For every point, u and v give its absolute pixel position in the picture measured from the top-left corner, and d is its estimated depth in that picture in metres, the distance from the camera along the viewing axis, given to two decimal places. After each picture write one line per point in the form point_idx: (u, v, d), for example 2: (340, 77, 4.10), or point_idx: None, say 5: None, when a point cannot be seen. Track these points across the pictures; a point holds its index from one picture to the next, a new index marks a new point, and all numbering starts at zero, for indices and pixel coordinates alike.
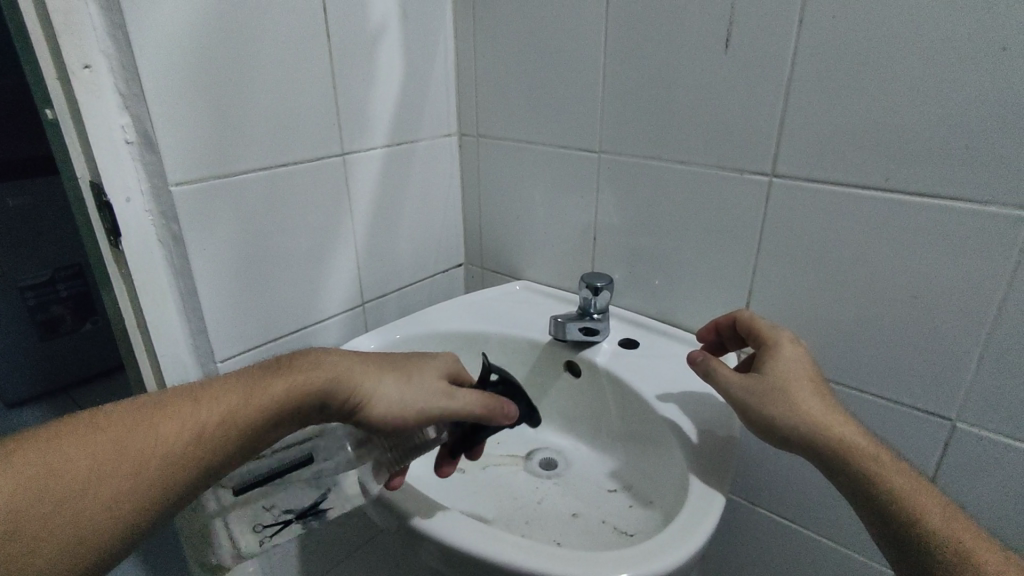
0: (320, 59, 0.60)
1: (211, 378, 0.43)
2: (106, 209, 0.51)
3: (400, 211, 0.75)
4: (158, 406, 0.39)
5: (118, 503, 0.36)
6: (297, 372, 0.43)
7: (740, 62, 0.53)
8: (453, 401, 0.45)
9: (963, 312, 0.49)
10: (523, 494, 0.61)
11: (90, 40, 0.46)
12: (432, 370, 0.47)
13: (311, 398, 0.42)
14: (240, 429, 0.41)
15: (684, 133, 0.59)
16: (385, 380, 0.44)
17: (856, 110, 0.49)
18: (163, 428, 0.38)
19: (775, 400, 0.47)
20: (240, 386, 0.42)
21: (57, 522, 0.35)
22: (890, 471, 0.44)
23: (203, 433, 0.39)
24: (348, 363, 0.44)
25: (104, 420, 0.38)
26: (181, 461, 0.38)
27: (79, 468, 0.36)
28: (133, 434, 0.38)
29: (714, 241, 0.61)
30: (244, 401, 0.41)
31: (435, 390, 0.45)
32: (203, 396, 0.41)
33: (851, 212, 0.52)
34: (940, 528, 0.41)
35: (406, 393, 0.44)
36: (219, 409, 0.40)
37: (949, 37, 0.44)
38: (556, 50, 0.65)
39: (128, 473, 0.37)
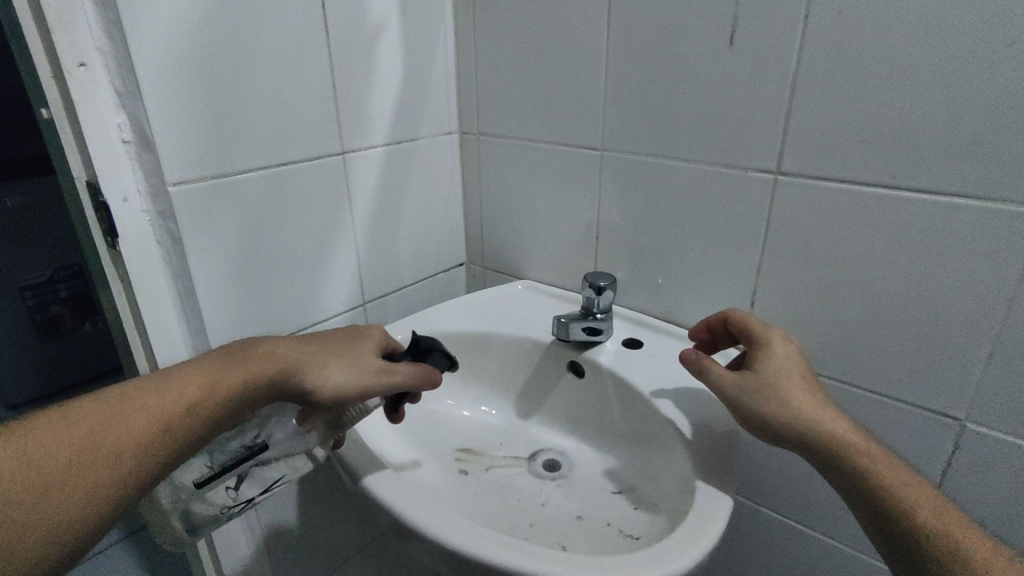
0: (318, 57, 0.60)
1: (164, 370, 0.42)
2: (102, 210, 0.50)
3: (400, 210, 0.74)
4: (119, 400, 0.39)
5: (99, 495, 0.36)
6: (251, 361, 0.43)
7: (746, 58, 0.53)
8: (393, 376, 0.47)
9: (973, 311, 0.48)
10: (527, 496, 0.60)
11: (86, 37, 0.46)
12: (370, 349, 0.48)
13: (266, 381, 0.43)
14: (212, 415, 0.41)
15: (689, 130, 0.58)
16: (328, 362, 0.45)
17: (864, 107, 0.48)
18: (130, 421, 0.38)
19: (767, 395, 0.46)
20: (203, 372, 0.42)
21: (29, 518, 0.34)
22: (882, 466, 0.43)
23: (176, 419, 0.39)
24: (293, 348, 0.45)
25: (65, 416, 0.37)
26: (156, 449, 0.38)
27: (56, 463, 0.35)
28: (105, 426, 0.37)
29: (719, 239, 0.60)
30: (210, 387, 0.41)
31: (375, 367, 0.47)
32: (162, 387, 0.40)
33: (859, 210, 0.51)
34: (932, 526, 0.40)
35: (349, 374, 0.46)
36: (188, 396, 0.40)
37: (961, 31, 0.43)
38: (558, 47, 0.64)
39: (101, 466, 0.36)
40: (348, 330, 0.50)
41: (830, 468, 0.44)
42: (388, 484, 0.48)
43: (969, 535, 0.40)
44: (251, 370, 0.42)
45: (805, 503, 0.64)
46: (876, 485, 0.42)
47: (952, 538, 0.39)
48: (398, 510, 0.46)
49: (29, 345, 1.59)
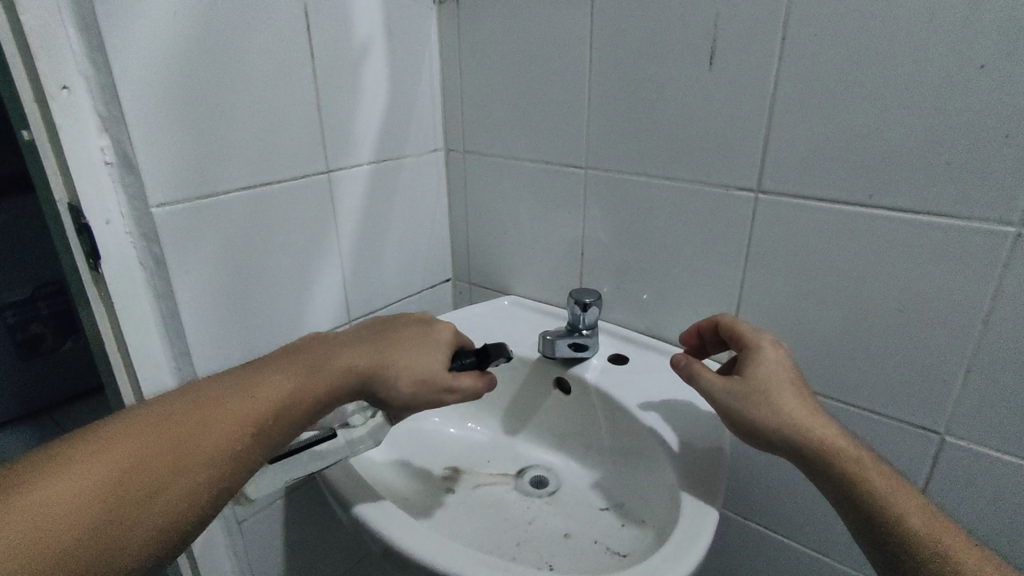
0: (303, 77, 0.60)
1: (254, 373, 0.43)
2: (84, 232, 0.50)
3: (386, 227, 0.74)
4: (215, 403, 0.40)
5: (187, 506, 0.36)
6: (335, 372, 0.44)
7: (724, 78, 0.54)
8: (456, 388, 0.48)
9: (949, 325, 0.49)
10: (514, 514, 0.60)
11: (68, 61, 0.46)
12: (439, 358, 0.49)
13: (342, 392, 0.44)
14: (291, 424, 0.42)
15: (670, 150, 0.59)
16: (400, 378, 0.46)
17: (839, 128, 0.49)
18: (226, 425, 0.39)
19: (758, 404, 0.46)
20: (286, 380, 0.42)
21: (137, 518, 0.34)
22: (875, 473, 0.43)
23: (263, 426, 0.40)
24: (371, 357, 0.46)
25: (168, 418, 0.38)
26: (236, 461, 0.39)
27: (157, 464, 0.36)
28: (195, 432, 0.38)
29: (700, 255, 0.61)
30: (294, 394, 0.42)
31: (442, 380, 0.48)
32: (255, 392, 0.41)
33: (835, 228, 0.52)
34: (923, 535, 0.41)
35: (418, 388, 0.47)
36: (272, 403, 0.41)
37: (928, 56, 0.44)
38: (542, 69, 0.65)
39: (200, 467, 0.37)
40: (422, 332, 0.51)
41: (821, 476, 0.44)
42: (377, 509, 0.48)
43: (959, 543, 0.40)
44: (330, 379, 0.44)
45: (792, 518, 0.64)
46: (869, 495, 0.42)
47: (940, 545, 0.40)
48: (381, 529, 0.46)
49: (8, 366, 1.57)
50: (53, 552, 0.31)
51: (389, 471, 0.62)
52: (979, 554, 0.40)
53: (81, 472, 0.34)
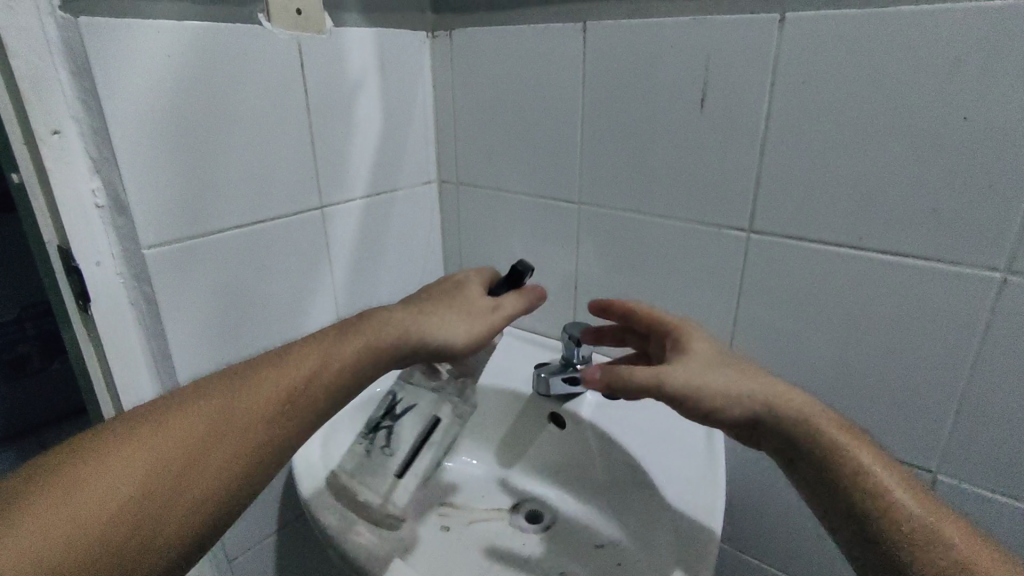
0: (297, 114, 0.60)
1: (288, 345, 0.44)
2: (74, 274, 0.49)
3: (380, 259, 0.74)
4: (249, 376, 0.42)
5: (229, 471, 0.39)
6: (368, 331, 0.45)
7: (715, 120, 0.54)
8: (501, 311, 0.49)
9: (939, 366, 0.49)
10: (509, 551, 0.59)
11: (60, 106, 0.46)
12: (475, 294, 0.50)
13: (387, 345, 0.44)
14: (324, 388, 0.43)
15: (662, 187, 0.60)
16: (446, 319, 0.47)
17: (829, 172, 0.50)
18: (259, 393, 0.41)
19: (724, 380, 0.44)
20: (316, 348, 0.44)
21: (182, 486, 0.37)
22: (852, 445, 0.43)
23: (296, 391, 0.42)
24: (392, 324, 0.45)
25: (205, 394, 0.41)
26: (272, 425, 0.41)
27: (193, 436, 0.39)
28: (230, 404, 0.40)
29: (693, 292, 0.61)
30: (324, 361, 0.43)
31: (484, 308, 0.49)
32: (286, 362, 0.43)
33: (825, 268, 0.52)
34: (907, 508, 0.41)
35: (467, 322, 0.47)
36: (302, 372, 0.42)
37: (915, 106, 0.45)
38: (535, 104, 0.66)
39: (237, 436, 0.39)
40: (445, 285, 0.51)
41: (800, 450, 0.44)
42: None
43: (940, 513, 0.41)
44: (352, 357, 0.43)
45: (786, 551, 0.64)
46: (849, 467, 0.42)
47: (926, 519, 0.41)
48: None
49: None
50: (106, 520, 0.35)
51: (382, 510, 0.61)
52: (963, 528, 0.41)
53: (126, 449, 0.37)
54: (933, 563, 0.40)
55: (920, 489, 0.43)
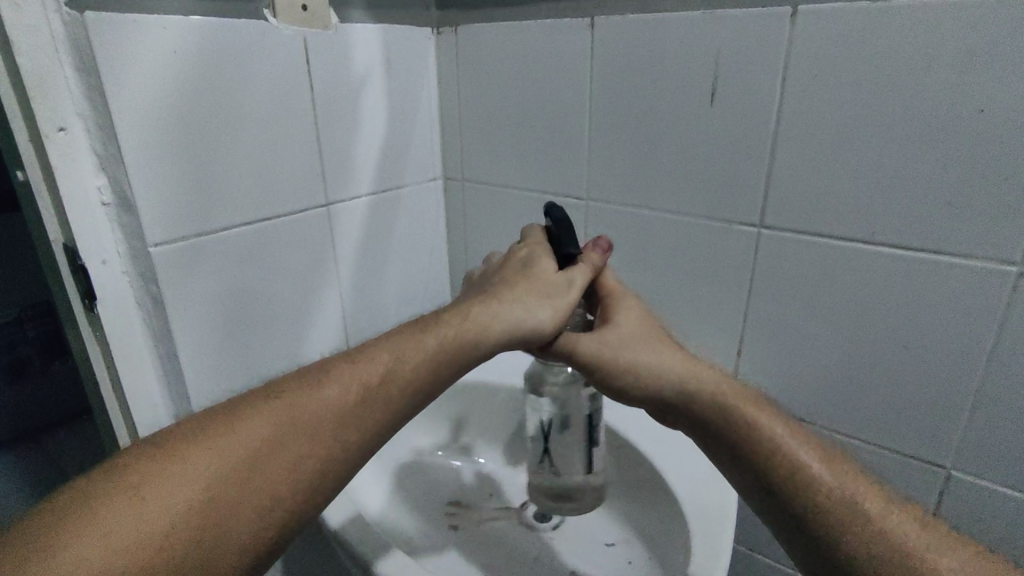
0: (303, 112, 0.59)
1: (364, 343, 0.42)
2: (80, 273, 0.49)
3: (386, 257, 0.74)
4: (323, 374, 0.40)
5: (300, 476, 0.36)
6: (445, 323, 0.42)
7: (724, 115, 0.54)
8: (574, 289, 0.45)
9: (955, 361, 0.49)
10: (518, 550, 0.59)
11: (65, 102, 0.45)
12: (550, 272, 0.46)
13: (466, 335, 0.41)
14: (400, 387, 0.40)
15: (671, 183, 0.59)
16: (525, 302, 0.43)
17: (841, 166, 0.50)
18: (332, 392, 0.39)
19: (635, 352, 0.43)
20: (391, 345, 0.41)
21: (253, 490, 0.35)
22: (766, 418, 0.40)
23: (370, 390, 0.39)
24: (472, 314, 0.42)
25: (278, 393, 0.39)
26: (346, 426, 0.38)
27: (264, 436, 0.37)
28: (302, 404, 0.38)
29: (703, 288, 0.61)
30: (400, 357, 0.40)
31: (558, 284, 0.45)
32: (361, 359, 0.40)
33: (838, 263, 0.52)
34: (826, 480, 0.38)
35: (546, 304, 0.43)
36: (377, 370, 0.40)
37: (929, 99, 0.45)
38: (541, 100, 0.65)
39: (310, 437, 0.37)
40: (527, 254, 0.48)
41: (714, 427, 0.41)
42: (389, 559, 0.47)
43: (859, 484, 0.39)
44: (431, 352, 0.41)
45: None
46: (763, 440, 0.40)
47: (846, 490, 0.38)
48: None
49: None
50: (174, 524, 0.33)
51: (390, 509, 0.61)
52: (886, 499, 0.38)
53: (198, 450, 0.35)
54: (861, 535, 0.37)
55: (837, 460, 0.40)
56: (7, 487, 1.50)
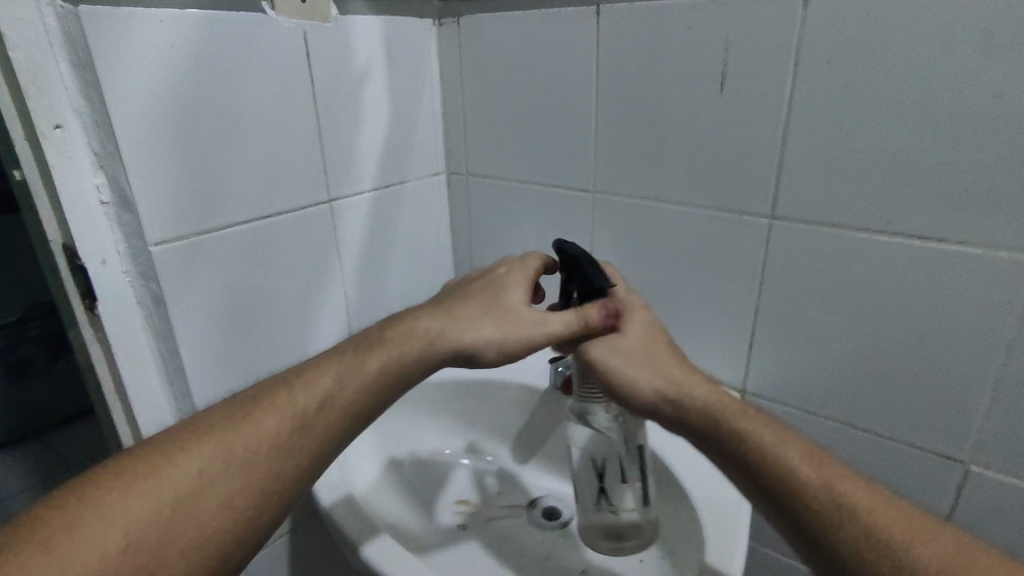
0: (303, 106, 0.58)
1: (307, 361, 0.42)
2: (80, 273, 0.48)
3: (389, 254, 0.73)
4: (264, 393, 0.39)
5: (245, 499, 0.36)
6: (391, 343, 0.42)
7: (734, 104, 0.53)
8: (549, 323, 0.44)
9: (973, 352, 0.48)
10: (527, 549, 0.58)
11: (61, 99, 0.44)
12: (518, 300, 0.46)
13: (412, 359, 0.42)
14: (345, 405, 0.40)
15: (680, 174, 0.58)
16: (477, 327, 0.44)
17: (855, 155, 0.48)
18: (275, 411, 0.38)
19: (630, 361, 0.46)
20: (335, 363, 0.41)
21: (196, 514, 0.34)
22: (753, 427, 0.40)
23: (314, 408, 0.39)
24: (415, 335, 0.43)
25: (217, 416, 0.38)
26: (294, 444, 0.38)
27: (206, 459, 0.36)
28: (243, 424, 0.37)
29: (713, 280, 0.60)
30: (345, 375, 0.40)
31: (528, 319, 0.44)
32: (305, 377, 0.40)
33: (852, 254, 0.51)
34: (813, 485, 0.37)
35: (502, 330, 0.44)
36: (320, 389, 0.40)
37: (948, 83, 0.43)
38: (546, 91, 0.64)
39: (251, 458, 0.36)
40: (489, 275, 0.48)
41: (705, 436, 0.42)
42: (382, 549, 0.47)
43: (855, 488, 0.36)
44: (377, 373, 0.41)
45: None
46: (753, 452, 0.39)
47: (835, 496, 0.36)
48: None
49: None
50: (117, 557, 0.32)
51: (397, 507, 0.60)
52: (889, 505, 0.36)
53: (138, 479, 0.35)
54: (849, 542, 0.35)
55: (834, 466, 0.38)
56: (14, 485, 1.50)
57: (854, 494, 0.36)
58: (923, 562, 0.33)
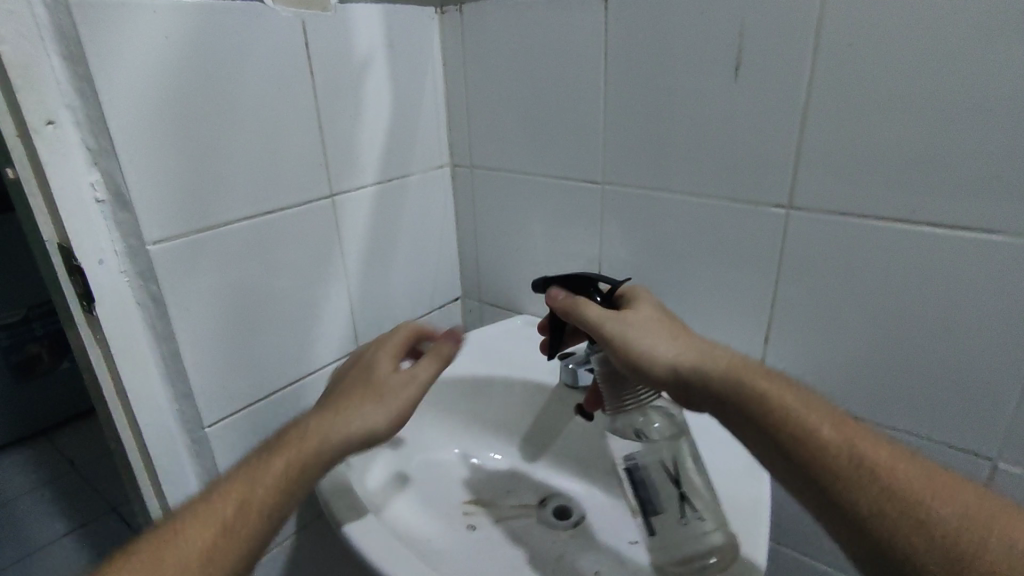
0: (303, 99, 0.57)
1: (207, 487, 0.39)
2: (77, 274, 0.47)
3: (394, 249, 0.71)
4: (171, 527, 0.37)
5: None
6: (288, 444, 0.41)
7: (749, 90, 0.51)
8: (417, 377, 0.45)
9: (1001, 345, 0.46)
10: (539, 550, 0.57)
11: (52, 93, 0.43)
12: (387, 371, 0.46)
13: (310, 457, 0.40)
14: (263, 508, 0.38)
15: (692, 163, 0.56)
16: (358, 411, 0.43)
17: (876, 141, 0.46)
18: (188, 536, 0.36)
19: (646, 333, 0.44)
20: (240, 477, 0.39)
21: None
22: (775, 386, 0.40)
23: (230, 521, 0.37)
24: (309, 431, 0.41)
25: (123, 561, 0.35)
26: (219, 563, 0.36)
27: None
28: (154, 562, 0.35)
29: (727, 273, 0.58)
30: (254, 480, 0.39)
31: (398, 384, 0.44)
32: (209, 500, 0.38)
33: (873, 245, 0.49)
34: (838, 449, 0.37)
35: (382, 408, 0.43)
36: (232, 501, 0.38)
37: (977, 64, 0.41)
38: (553, 80, 0.62)
39: None
40: (365, 359, 0.48)
41: (734, 411, 0.40)
42: (368, 532, 0.48)
43: (878, 449, 0.37)
44: (284, 475, 0.39)
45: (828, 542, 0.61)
46: (777, 408, 0.39)
47: (857, 452, 0.37)
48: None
49: (4, 387, 1.56)
50: None
51: (406, 508, 0.59)
52: (908, 464, 0.37)
53: None
54: (870, 502, 0.35)
55: (860, 428, 0.39)
56: (22, 484, 1.51)
57: (878, 457, 0.37)
58: (941, 521, 0.34)
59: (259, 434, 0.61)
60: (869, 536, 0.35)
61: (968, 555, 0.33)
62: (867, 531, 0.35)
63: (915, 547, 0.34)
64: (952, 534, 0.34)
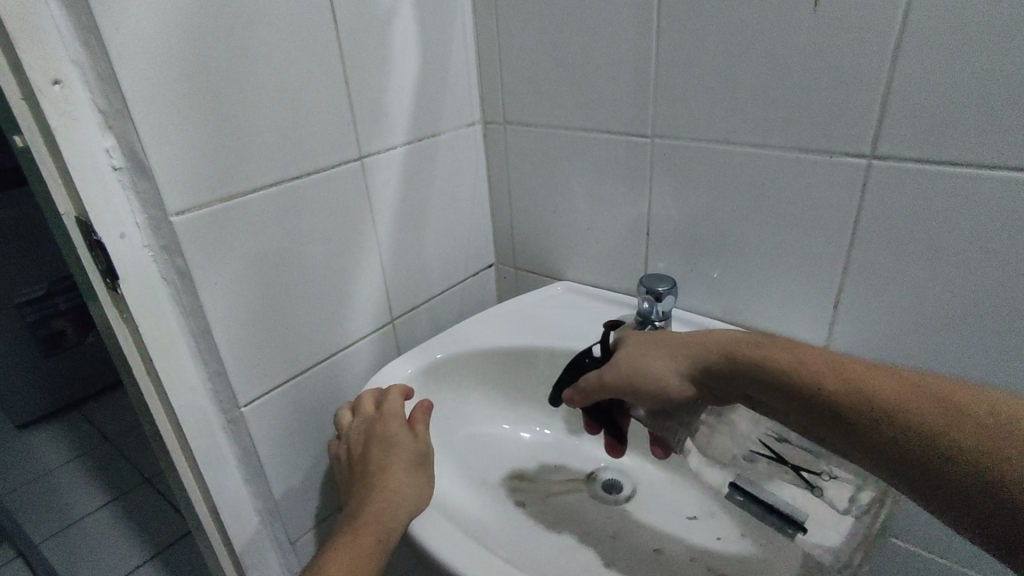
0: (326, 51, 0.52)
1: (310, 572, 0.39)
2: (98, 249, 0.43)
3: (425, 214, 0.67)
4: None
5: None
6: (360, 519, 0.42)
7: (827, 23, 0.45)
8: (421, 442, 0.49)
9: None
10: (594, 525, 0.54)
11: (58, 49, 0.39)
12: (400, 433, 0.49)
13: (387, 524, 0.42)
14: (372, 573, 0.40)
15: (757, 111, 0.51)
16: (399, 478, 0.45)
17: (980, 76, 0.40)
18: None
19: (645, 376, 0.45)
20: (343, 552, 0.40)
21: None
22: (769, 357, 0.39)
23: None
24: (378, 511, 0.42)
25: None
26: None
27: None
28: None
29: (792, 232, 0.53)
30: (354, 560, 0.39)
31: (417, 451, 0.48)
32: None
33: (968, 195, 0.43)
34: (843, 394, 0.35)
35: (415, 476, 0.46)
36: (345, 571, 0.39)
37: None
38: (596, 23, 0.57)
39: None
40: (377, 432, 0.49)
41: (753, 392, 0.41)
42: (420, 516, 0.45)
43: (882, 381, 0.35)
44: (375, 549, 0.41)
45: None
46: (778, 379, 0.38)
47: (863, 394, 0.34)
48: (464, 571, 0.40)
49: (32, 362, 1.57)
50: None
51: (451, 485, 0.56)
52: (920, 388, 0.34)
53: None
54: (888, 439, 0.33)
55: (860, 365, 0.36)
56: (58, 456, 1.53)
57: (880, 388, 0.34)
58: (957, 437, 0.31)
59: (295, 412, 0.59)
60: (907, 474, 0.33)
61: (992, 467, 0.29)
62: (910, 474, 0.33)
63: (951, 476, 0.31)
64: (971, 451, 0.30)
